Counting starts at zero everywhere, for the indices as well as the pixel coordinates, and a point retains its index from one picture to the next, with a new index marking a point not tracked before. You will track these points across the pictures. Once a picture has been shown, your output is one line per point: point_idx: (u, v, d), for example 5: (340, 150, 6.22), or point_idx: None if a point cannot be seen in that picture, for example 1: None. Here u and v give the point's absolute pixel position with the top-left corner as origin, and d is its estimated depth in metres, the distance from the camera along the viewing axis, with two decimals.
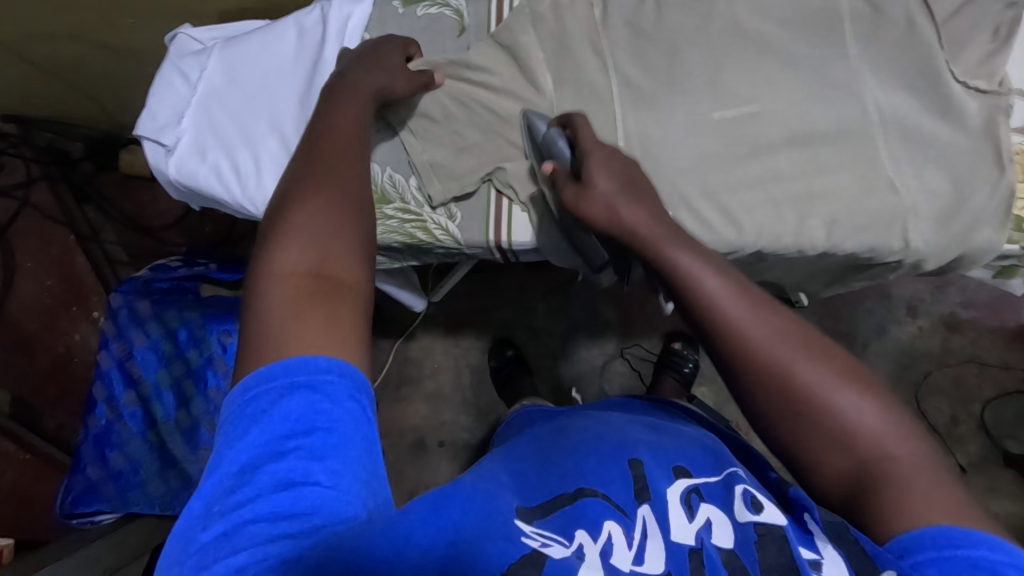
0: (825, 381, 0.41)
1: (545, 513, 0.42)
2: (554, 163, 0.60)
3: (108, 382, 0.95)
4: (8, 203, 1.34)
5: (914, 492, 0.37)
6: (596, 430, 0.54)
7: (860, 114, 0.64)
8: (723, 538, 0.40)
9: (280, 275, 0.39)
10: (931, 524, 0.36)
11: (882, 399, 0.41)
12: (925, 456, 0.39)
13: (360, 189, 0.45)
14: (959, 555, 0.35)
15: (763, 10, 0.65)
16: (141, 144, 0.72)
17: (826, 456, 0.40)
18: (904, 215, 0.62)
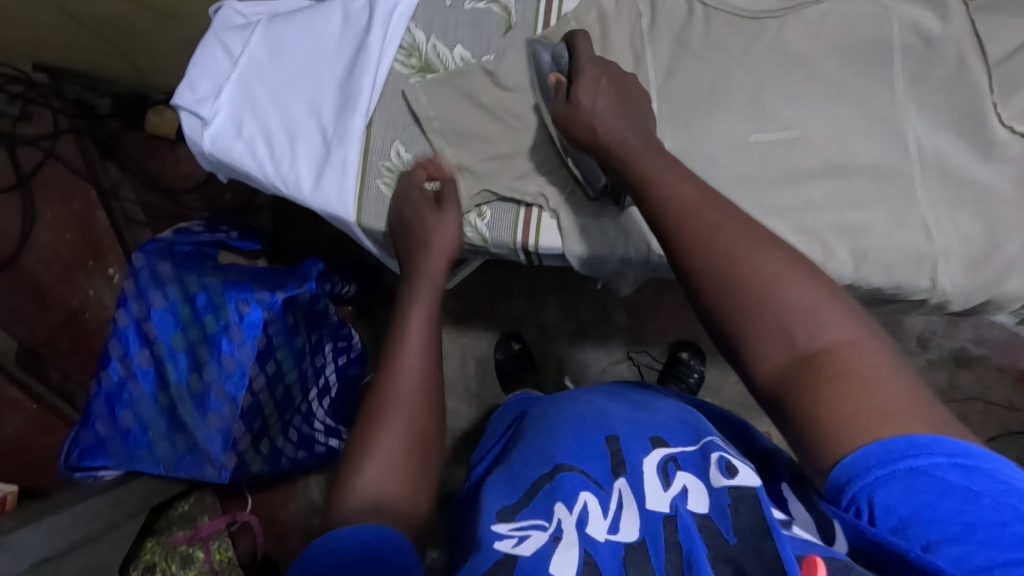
0: (772, 276, 0.41)
1: (528, 502, 0.48)
2: (556, 74, 0.63)
3: (124, 340, 0.97)
4: (33, 152, 1.34)
5: (857, 380, 0.36)
6: (576, 406, 0.57)
7: (898, 150, 0.63)
8: (698, 504, 0.42)
9: (367, 485, 0.45)
10: (875, 441, 0.34)
11: (834, 297, 0.40)
12: (883, 353, 0.38)
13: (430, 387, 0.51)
14: (900, 468, 0.33)
15: (814, 34, 0.65)
16: (178, 114, 0.72)
17: (765, 346, 0.40)
18: (935, 255, 0.62)
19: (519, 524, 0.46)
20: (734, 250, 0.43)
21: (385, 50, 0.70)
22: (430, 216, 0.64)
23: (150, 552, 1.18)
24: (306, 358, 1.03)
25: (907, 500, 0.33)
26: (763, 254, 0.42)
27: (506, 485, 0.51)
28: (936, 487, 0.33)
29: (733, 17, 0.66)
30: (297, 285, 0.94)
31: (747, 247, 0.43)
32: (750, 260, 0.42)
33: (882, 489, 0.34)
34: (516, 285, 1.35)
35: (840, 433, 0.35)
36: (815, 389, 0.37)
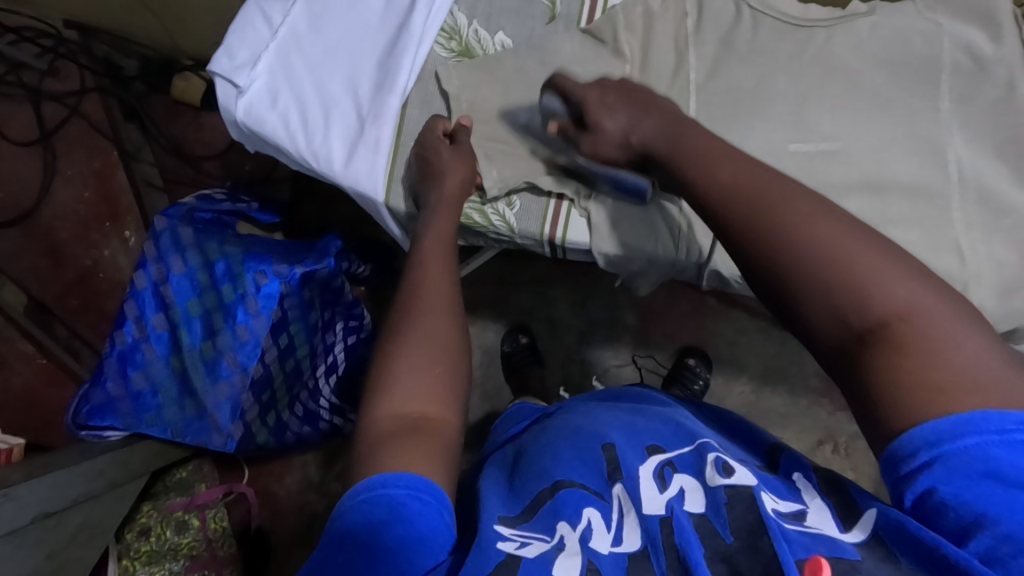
0: (836, 241, 0.41)
1: (529, 516, 0.47)
2: (557, 122, 0.64)
3: (140, 302, 0.97)
4: (59, 108, 1.34)
5: (927, 349, 0.37)
6: (572, 419, 0.57)
7: (938, 171, 0.62)
8: (694, 505, 0.43)
9: (387, 418, 0.49)
10: (948, 415, 0.36)
11: (905, 266, 0.40)
12: (951, 317, 0.38)
13: (452, 341, 0.55)
14: (966, 441, 0.35)
15: (862, 47, 0.64)
16: (213, 81, 0.71)
17: (825, 315, 0.41)
18: (967, 280, 0.62)
19: (521, 531, 0.45)
20: (785, 219, 0.43)
21: (427, 32, 0.69)
22: (449, 178, 0.65)
23: (147, 516, 1.17)
24: (318, 335, 1.02)
25: (956, 481, 0.35)
26: (816, 219, 0.43)
27: (506, 496, 0.50)
28: (984, 469, 0.35)
29: (782, 23, 0.65)
30: (316, 261, 0.94)
31: (804, 216, 0.43)
32: (807, 233, 0.42)
33: (933, 469, 0.36)
34: (528, 279, 1.34)
35: (908, 405, 0.37)
36: (885, 357, 0.38)
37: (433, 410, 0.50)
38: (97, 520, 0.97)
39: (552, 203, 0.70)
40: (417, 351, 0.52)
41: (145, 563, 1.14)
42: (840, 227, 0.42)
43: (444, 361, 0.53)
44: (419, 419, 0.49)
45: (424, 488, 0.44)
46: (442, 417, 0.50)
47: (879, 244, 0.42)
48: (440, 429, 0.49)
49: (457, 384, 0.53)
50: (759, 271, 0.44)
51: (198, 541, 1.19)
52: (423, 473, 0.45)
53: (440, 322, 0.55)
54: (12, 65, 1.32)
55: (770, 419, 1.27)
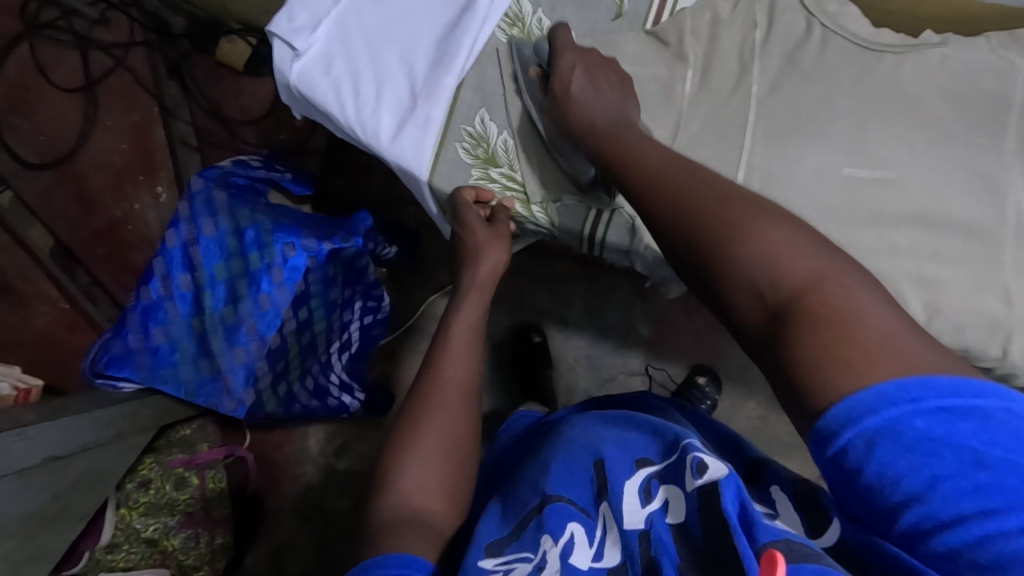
0: (744, 226, 0.45)
1: (517, 537, 0.47)
2: (536, 68, 0.69)
3: (169, 259, 0.97)
4: (105, 58, 1.35)
5: (830, 321, 0.38)
6: (570, 433, 0.55)
7: (995, 212, 0.61)
8: (676, 514, 0.42)
9: (397, 500, 0.52)
10: (862, 388, 0.35)
11: (807, 245, 0.43)
12: (861, 299, 0.39)
13: (466, 431, 0.57)
14: (894, 406, 0.35)
15: (930, 77, 0.62)
16: (270, 41, 0.70)
17: (742, 299, 0.44)
18: (1010, 327, 0.61)
19: (506, 558, 0.45)
20: (713, 212, 0.47)
21: (491, 17, 0.69)
22: (483, 236, 0.66)
23: (148, 468, 1.17)
24: (336, 312, 1.02)
25: (880, 458, 0.35)
26: (735, 212, 0.47)
27: (500, 517, 0.50)
28: (903, 441, 0.34)
29: (850, 44, 0.64)
30: (345, 239, 0.93)
31: (727, 208, 0.47)
32: (751, 232, 0.44)
33: (853, 447, 0.35)
34: (547, 276, 1.34)
35: (818, 380, 0.37)
36: (798, 334, 0.39)
37: (438, 505, 0.52)
38: (102, 467, 0.98)
39: (594, 208, 0.69)
40: (433, 444, 0.55)
41: (141, 515, 1.13)
42: (791, 229, 0.44)
43: (452, 455, 0.55)
44: (424, 511, 0.51)
45: (412, 564, 0.45)
46: (445, 513, 0.52)
47: (788, 229, 0.45)
48: (442, 525, 0.52)
49: (464, 480, 0.55)
50: (685, 254, 0.49)
51: (195, 498, 1.20)
52: (417, 550, 0.47)
53: (453, 416, 0.57)
54: (65, 12, 1.33)
55: (775, 446, 1.26)
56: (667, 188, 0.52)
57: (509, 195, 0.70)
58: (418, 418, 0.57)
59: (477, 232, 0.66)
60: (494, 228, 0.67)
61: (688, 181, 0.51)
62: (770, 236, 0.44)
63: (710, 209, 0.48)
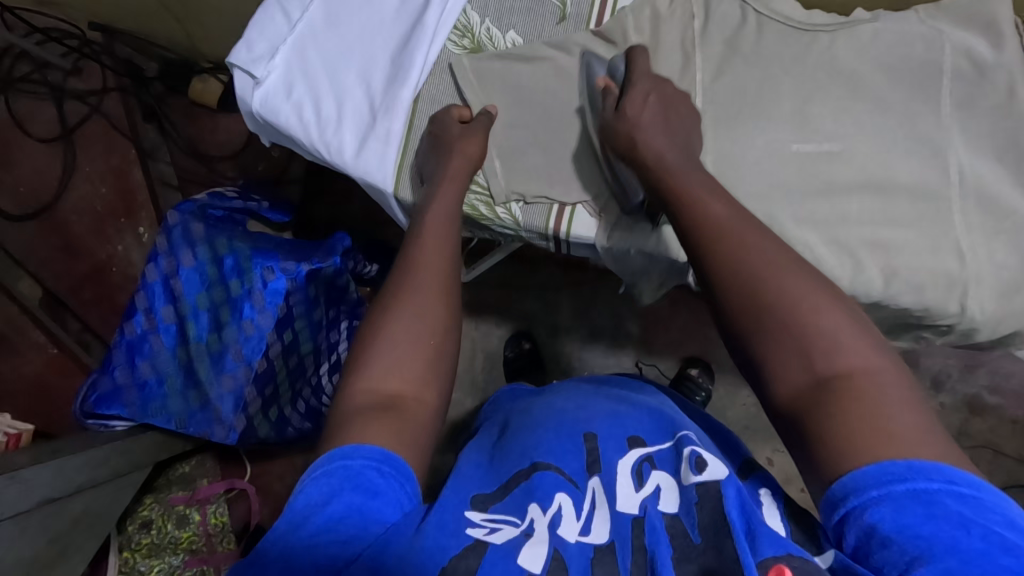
0: (801, 298, 0.46)
1: (502, 497, 0.49)
2: (606, 80, 0.67)
3: (151, 294, 0.99)
4: (80, 107, 1.38)
5: (869, 410, 0.40)
6: (558, 402, 0.59)
7: (938, 173, 0.63)
8: (669, 505, 0.45)
9: (369, 387, 0.49)
10: (891, 457, 0.38)
11: (859, 331, 0.44)
12: (901, 396, 0.41)
13: (447, 311, 0.55)
14: (920, 479, 0.37)
15: (864, 51, 0.65)
16: (231, 71, 0.72)
17: (786, 368, 0.44)
18: (966, 282, 0.62)
19: (491, 516, 0.46)
20: (771, 278, 0.47)
21: (440, 29, 0.71)
22: (455, 133, 0.67)
23: (148, 509, 1.20)
24: (321, 333, 1.04)
25: (900, 519, 0.36)
26: (791, 279, 0.47)
27: (483, 473, 0.52)
28: (930, 508, 0.36)
29: (787, 27, 0.66)
30: (322, 258, 0.96)
31: (773, 267, 0.47)
32: (806, 309, 0.45)
33: (877, 505, 0.37)
34: (531, 283, 1.35)
35: (849, 452, 0.39)
36: (835, 416, 0.41)
37: (411, 390, 0.50)
38: (99, 507, 0.98)
39: (555, 203, 0.71)
40: (405, 327, 0.52)
41: (144, 556, 1.16)
42: (839, 309, 0.46)
43: (430, 337, 0.52)
44: (395, 397, 0.49)
45: (385, 459, 0.44)
46: (422, 394, 0.50)
47: (841, 307, 0.46)
48: (417, 411, 0.49)
49: (443, 369, 0.53)
50: (735, 311, 0.48)
51: (198, 535, 1.20)
52: (385, 444, 0.45)
53: (434, 292, 0.55)
54: (37, 65, 1.36)
55: (772, 431, 1.27)
56: (696, 242, 0.52)
57: (473, 199, 0.72)
58: (393, 299, 0.54)
59: (448, 130, 0.68)
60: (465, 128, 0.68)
61: (740, 236, 0.50)
62: (824, 315, 0.44)
63: (760, 269, 0.48)
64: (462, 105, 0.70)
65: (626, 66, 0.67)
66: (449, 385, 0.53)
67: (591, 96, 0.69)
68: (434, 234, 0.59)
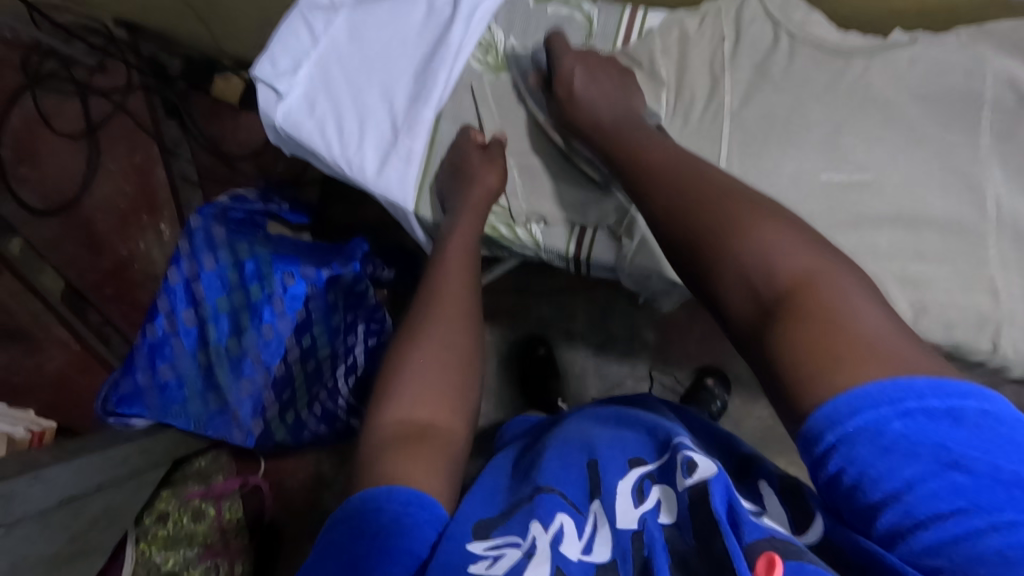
0: (745, 226, 0.47)
1: (505, 520, 0.47)
2: (536, 78, 0.70)
3: (172, 297, 0.99)
4: (104, 103, 1.38)
5: (818, 314, 0.40)
6: (568, 429, 0.58)
7: (974, 208, 0.61)
8: (667, 516, 0.43)
9: (399, 417, 0.52)
10: (842, 390, 0.37)
11: (806, 246, 0.45)
12: (843, 293, 0.41)
13: (468, 344, 0.58)
14: (872, 406, 0.36)
15: (900, 77, 0.63)
16: (255, 86, 0.73)
17: (737, 299, 0.46)
18: (999, 320, 0.60)
19: (495, 542, 0.45)
20: (728, 220, 0.48)
21: (464, 48, 0.70)
22: (477, 161, 0.68)
23: (165, 502, 1.20)
24: (339, 337, 1.01)
25: (866, 457, 0.36)
26: (739, 214, 0.48)
27: (487, 497, 0.50)
28: (886, 441, 0.35)
29: (819, 51, 0.64)
30: (342, 265, 0.97)
31: (725, 204, 0.49)
32: (751, 234, 0.46)
33: (844, 450, 0.36)
34: (547, 288, 1.34)
35: (801, 376, 0.39)
36: (783, 333, 0.41)
37: (442, 419, 0.53)
38: (118, 505, 1.00)
39: (576, 226, 0.70)
40: (431, 360, 0.55)
41: (160, 548, 1.16)
42: (787, 231, 0.46)
43: (455, 370, 0.56)
44: (425, 426, 0.51)
45: (418, 501, 0.46)
46: (449, 423, 0.53)
47: (782, 224, 0.46)
48: (447, 437, 0.52)
49: (468, 395, 0.56)
50: (688, 255, 0.50)
51: (213, 529, 1.22)
52: (420, 481, 0.47)
53: (456, 327, 0.58)
54: (62, 61, 1.37)
55: (787, 445, 1.26)
56: (654, 189, 0.55)
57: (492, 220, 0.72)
58: (418, 333, 0.57)
59: (470, 162, 0.68)
60: (487, 154, 0.68)
61: (691, 184, 0.52)
62: (766, 238, 0.45)
63: (699, 207, 0.50)
64: (477, 129, 0.71)
65: (547, 57, 0.69)
66: (473, 414, 0.56)
67: (525, 89, 0.71)
68: (456, 269, 0.63)
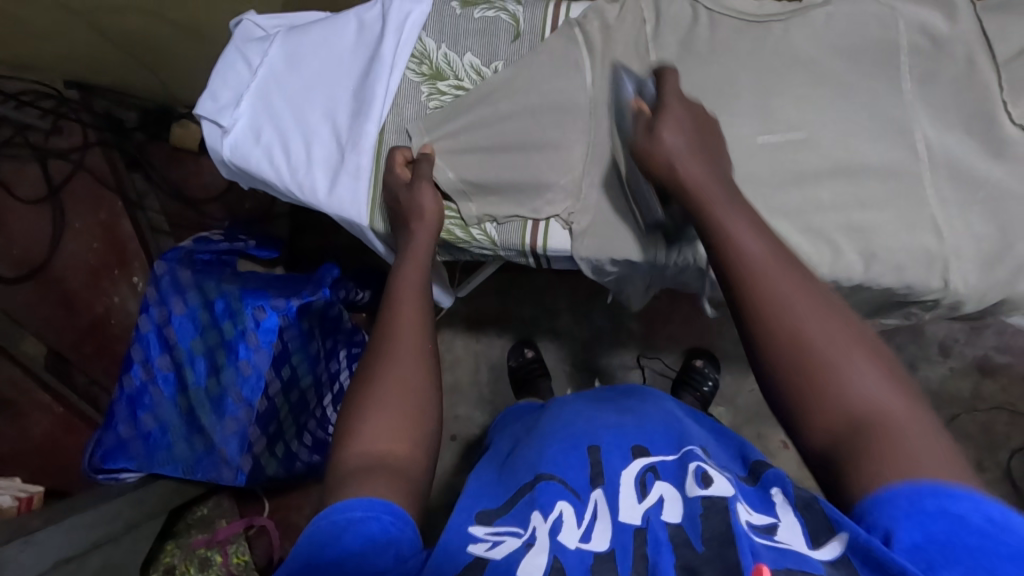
0: (833, 344, 0.44)
1: (507, 509, 0.49)
2: (640, 101, 0.62)
3: (145, 344, 1.00)
4: (63, 164, 1.37)
5: (902, 455, 0.39)
6: (562, 417, 0.60)
7: (906, 151, 0.63)
8: (672, 514, 0.44)
9: (359, 450, 0.50)
10: (901, 483, 0.38)
11: (890, 370, 0.43)
12: (927, 434, 0.40)
13: (427, 371, 0.56)
14: (933, 503, 0.37)
15: (819, 36, 0.65)
16: (199, 123, 0.75)
17: (819, 413, 0.43)
18: (946, 257, 0.62)
19: (496, 528, 0.47)
20: (806, 329, 0.44)
21: (397, 59, 0.72)
22: (406, 192, 0.67)
23: (170, 555, 1.19)
24: (320, 364, 1.06)
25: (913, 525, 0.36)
26: (823, 323, 0.45)
27: (493, 489, 0.52)
28: (945, 516, 0.36)
29: (738, 22, 0.66)
30: (312, 292, 0.97)
31: (806, 315, 0.45)
32: (845, 362, 0.43)
33: (894, 518, 0.37)
34: (528, 291, 1.36)
35: (871, 474, 0.39)
36: (860, 470, 0.40)
37: (402, 446, 0.51)
38: (117, 561, 0.99)
39: (528, 219, 0.71)
40: (389, 389, 0.53)
41: None
42: (862, 346, 0.44)
43: (414, 395, 0.54)
44: (386, 455, 0.50)
45: (382, 508, 0.46)
46: (410, 449, 0.51)
47: (859, 334, 0.45)
48: (408, 465, 0.50)
49: (429, 418, 0.54)
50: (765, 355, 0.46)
51: None
52: (384, 498, 0.46)
53: (413, 353, 0.56)
54: (16, 128, 1.35)
55: None
56: (735, 287, 0.48)
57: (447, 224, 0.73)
58: (374, 366, 0.55)
59: (410, 194, 0.67)
60: (422, 174, 0.67)
61: (761, 284, 0.47)
62: (856, 367, 0.42)
63: (786, 317, 0.45)
64: (403, 148, 0.71)
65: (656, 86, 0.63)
66: (436, 437, 0.54)
67: (620, 112, 0.67)
68: (406, 293, 0.61)
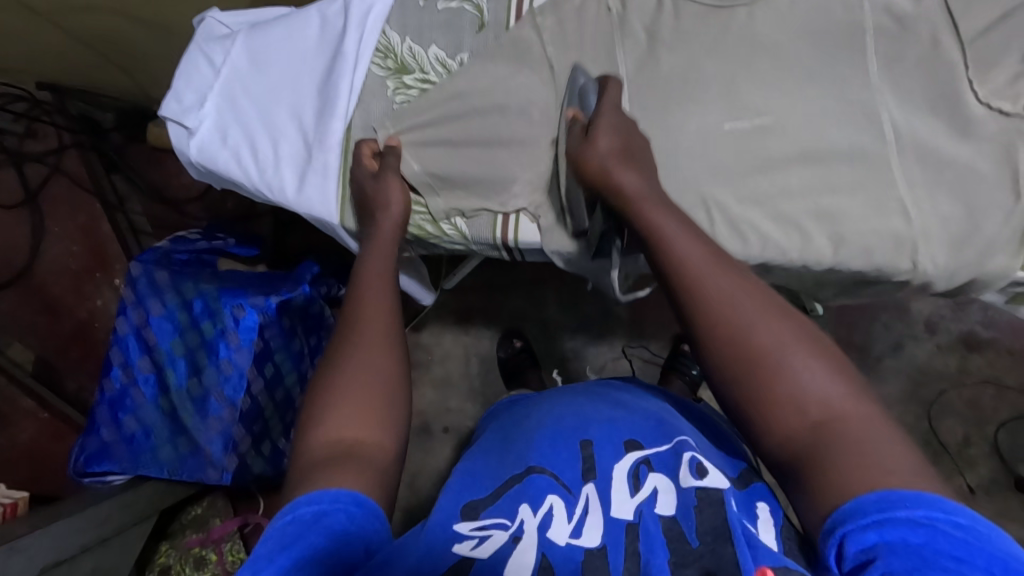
0: (780, 342, 0.44)
1: (494, 500, 0.50)
2: (576, 111, 0.64)
3: (124, 348, 1.00)
4: (41, 168, 1.36)
5: (862, 459, 0.38)
6: (546, 412, 0.59)
7: (873, 134, 0.62)
8: (665, 507, 0.47)
9: (326, 441, 0.49)
10: (870, 491, 0.37)
11: (838, 370, 0.43)
12: (885, 436, 0.40)
13: (395, 361, 0.55)
14: (901, 516, 0.35)
15: (783, 19, 0.64)
16: (165, 125, 0.74)
17: (778, 415, 0.43)
18: (915, 240, 0.62)
19: (482, 523, 0.47)
20: (754, 335, 0.45)
21: (362, 55, 0.71)
22: (374, 184, 0.67)
23: (165, 555, 1.23)
24: (306, 361, 1.06)
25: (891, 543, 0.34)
26: (771, 327, 0.45)
27: (478, 480, 0.52)
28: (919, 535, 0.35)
29: (701, 7, 0.66)
30: (291, 289, 0.98)
31: (749, 320, 0.45)
32: (798, 368, 0.43)
33: (868, 531, 0.36)
34: (516, 282, 1.36)
35: (834, 491, 0.38)
36: (820, 481, 0.39)
37: (369, 436, 0.50)
38: (108, 565, 0.99)
39: (498, 214, 0.70)
40: (356, 380, 0.53)
41: None
42: (812, 349, 0.44)
43: (382, 386, 0.53)
44: (354, 444, 0.49)
45: (351, 500, 0.44)
46: (378, 440, 0.50)
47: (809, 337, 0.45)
48: (377, 454, 0.49)
49: (398, 409, 0.53)
50: (717, 367, 0.46)
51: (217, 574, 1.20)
52: (351, 488, 0.45)
53: (382, 344, 0.56)
54: None
55: None
56: (680, 288, 0.49)
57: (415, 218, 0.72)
58: (339, 358, 0.54)
59: (381, 186, 0.66)
60: (391, 169, 0.67)
61: (704, 289, 0.48)
62: (809, 374, 0.43)
63: (733, 328, 0.45)
64: (371, 139, 0.70)
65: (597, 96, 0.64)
66: (405, 428, 0.53)
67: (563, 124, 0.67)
68: (373, 283, 0.60)
